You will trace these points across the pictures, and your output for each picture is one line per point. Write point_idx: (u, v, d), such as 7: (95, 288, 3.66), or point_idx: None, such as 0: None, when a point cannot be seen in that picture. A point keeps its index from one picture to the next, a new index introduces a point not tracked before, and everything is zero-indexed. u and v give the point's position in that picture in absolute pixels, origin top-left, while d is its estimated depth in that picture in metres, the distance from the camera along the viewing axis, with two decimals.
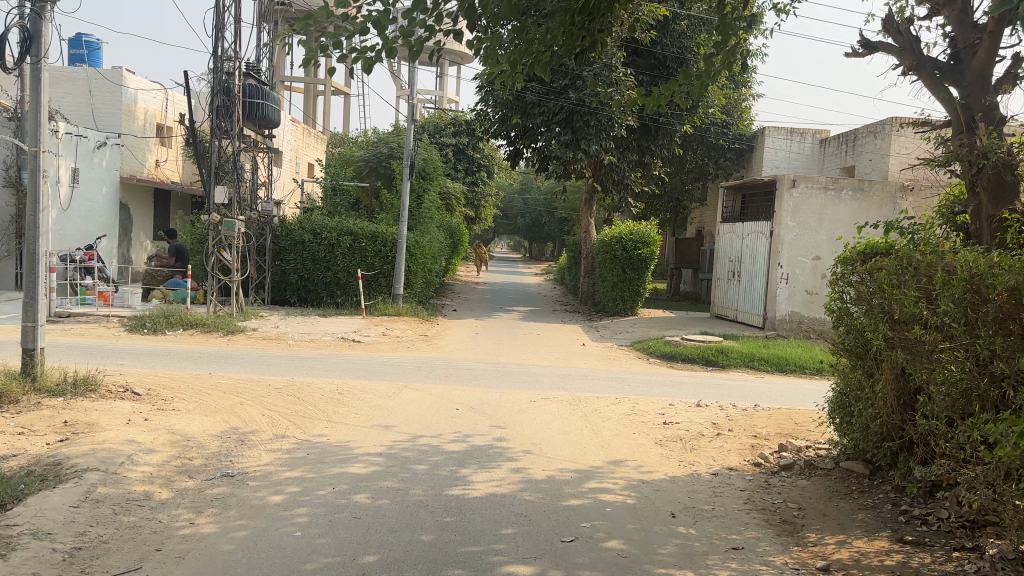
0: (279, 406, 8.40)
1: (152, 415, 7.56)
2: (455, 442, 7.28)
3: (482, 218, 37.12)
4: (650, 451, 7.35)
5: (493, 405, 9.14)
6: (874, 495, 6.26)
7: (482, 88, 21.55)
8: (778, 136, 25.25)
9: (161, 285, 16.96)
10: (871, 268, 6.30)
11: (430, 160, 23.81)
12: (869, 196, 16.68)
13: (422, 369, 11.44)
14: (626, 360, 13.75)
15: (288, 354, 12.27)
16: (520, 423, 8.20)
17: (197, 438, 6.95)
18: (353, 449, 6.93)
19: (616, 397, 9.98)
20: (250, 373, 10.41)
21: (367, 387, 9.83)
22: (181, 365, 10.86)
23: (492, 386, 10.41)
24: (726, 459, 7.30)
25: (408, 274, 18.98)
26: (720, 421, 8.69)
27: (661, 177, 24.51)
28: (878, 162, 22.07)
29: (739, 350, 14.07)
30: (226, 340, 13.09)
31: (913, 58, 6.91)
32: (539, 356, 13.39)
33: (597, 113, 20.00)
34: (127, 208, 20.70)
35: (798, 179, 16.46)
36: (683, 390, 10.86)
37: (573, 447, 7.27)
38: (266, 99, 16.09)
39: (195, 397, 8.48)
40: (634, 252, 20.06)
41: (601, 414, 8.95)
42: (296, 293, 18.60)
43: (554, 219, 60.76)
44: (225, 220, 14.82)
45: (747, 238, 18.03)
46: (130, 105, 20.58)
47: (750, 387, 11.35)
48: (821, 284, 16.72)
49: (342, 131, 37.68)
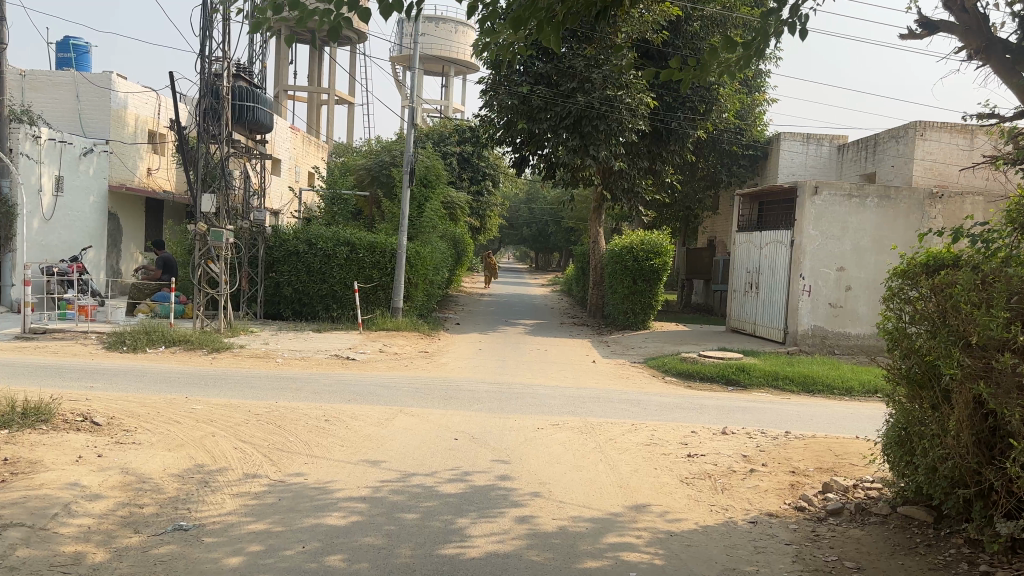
0: (254, 438, 7.47)
1: (106, 450, 6.65)
2: (451, 482, 6.34)
3: (487, 228, 36.23)
4: (676, 492, 6.40)
5: (496, 433, 8.19)
6: (944, 551, 5.25)
7: (484, 91, 20.66)
8: (794, 141, 24.31)
9: (147, 299, 16.11)
10: (940, 284, 5.34)
11: (432, 168, 22.95)
12: (896, 205, 15.70)
13: (420, 391, 10.51)
14: (640, 379, 12.80)
15: (275, 374, 11.34)
16: (527, 457, 7.27)
17: (154, 480, 6.04)
18: (333, 492, 5.99)
19: (632, 424, 9.02)
20: (230, 397, 9.50)
21: (357, 413, 8.89)
22: (156, 388, 9.93)
23: (496, 410, 9.45)
24: (763, 502, 6.33)
25: (408, 286, 18.07)
26: (752, 455, 7.71)
27: (673, 185, 23.58)
28: (901, 168, 21.11)
29: (762, 368, 13.12)
30: (210, 359, 12.17)
31: (981, 38, 5.88)
32: (547, 375, 12.44)
33: (608, 117, 18.93)
34: (116, 218, 19.88)
35: (821, 186, 15.52)
36: (705, 415, 9.89)
37: (588, 488, 6.32)
38: (257, 102, 15.29)
39: (161, 428, 7.57)
40: (644, 263, 19.15)
41: (617, 445, 8.00)
42: (291, 307, 17.65)
43: (562, 230, 59.90)
44: (212, 230, 13.90)
45: (765, 248, 17.09)
46: (119, 110, 19.77)
47: (779, 413, 10.38)
48: (845, 296, 15.78)
49: (345, 141, 36.86)
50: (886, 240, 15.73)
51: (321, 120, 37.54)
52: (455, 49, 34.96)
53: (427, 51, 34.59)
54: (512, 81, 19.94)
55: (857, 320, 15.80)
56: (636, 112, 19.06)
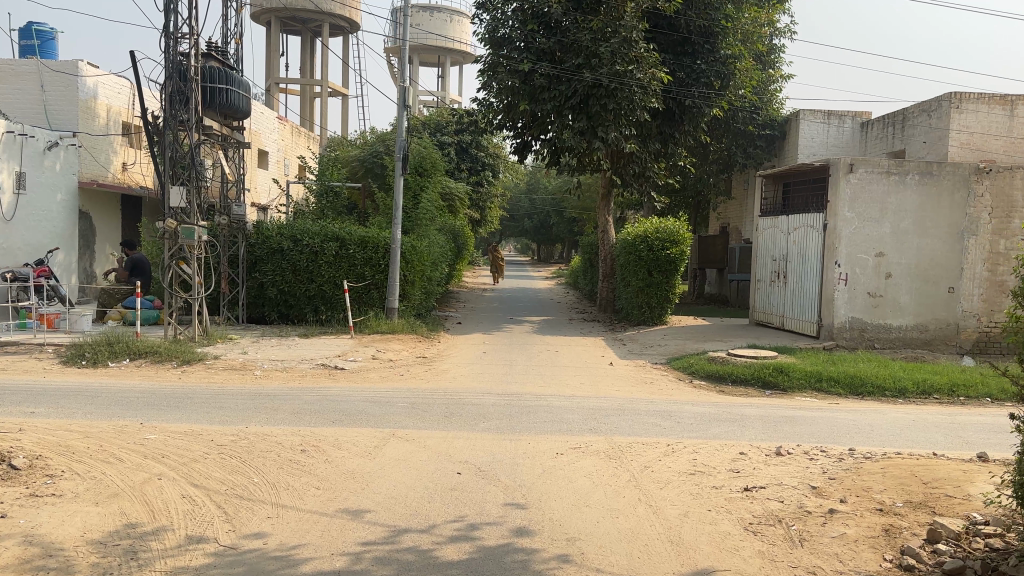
0: (209, 481, 6.05)
1: (12, 508, 5.22)
2: (453, 542, 4.89)
3: (489, 219, 34.81)
4: (743, 548, 4.98)
5: (506, 463, 6.76)
6: None
7: (482, 72, 19.11)
8: (814, 119, 22.80)
9: (118, 306, 14.74)
10: None
11: (426, 156, 21.60)
12: (939, 182, 14.22)
13: (417, 407, 9.05)
14: (666, 383, 11.37)
15: (250, 389, 9.92)
16: (549, 498, 5.83)
17: (65, 553, 4.62)
18: (299, 565, 4.54)
19: (669, 445, 7.59)
20: (189, 422, 8.07)
21: (342, 439, 7.46)
22: (107, 411, 8.50)
23: (505, 430, 8.03)
24: (857, 559, 4.90)
25: (404, 284, 16.62)
26: (824, 489, 6.28)
27: (686, 168, 22.05)
28: (935, 144, 19.64)
29: (801, 367, 11.66)
30: (179, 373, 10.75)
31: None
32: (561, 383, 11.00)
33: (617, 94, 17.37)
34: (86, 217, 18.44)
35: (856, 163, 14.09)
36: (752, 430, 8.48)
37: (632, 548, 4.91)
38: (230, 84, 13.80)
39: (96, 470, 6.15)
40: (660, 252, 17.66)
41: (655, 475, 6.59)
42: (276, 309, 16.23)
43: (564, 220, 58.47)
44: (183, 227, 12.40)
45: (794, 234, 15.64)
46: (88, 100, 18.20)
47: (837, 425, 8.97)
48: (886, 285, 14.32)
49: (341, 133, 35.52)
50: (928, 221, 14.27)
51: (315, 113, 36.04)
52: (451, 38, 33.51)
53: (424, 40, 33.17)
54: (512, 58, 18.42)
55: (899, 310, 14.37)
56: (648, 89, 17.62)
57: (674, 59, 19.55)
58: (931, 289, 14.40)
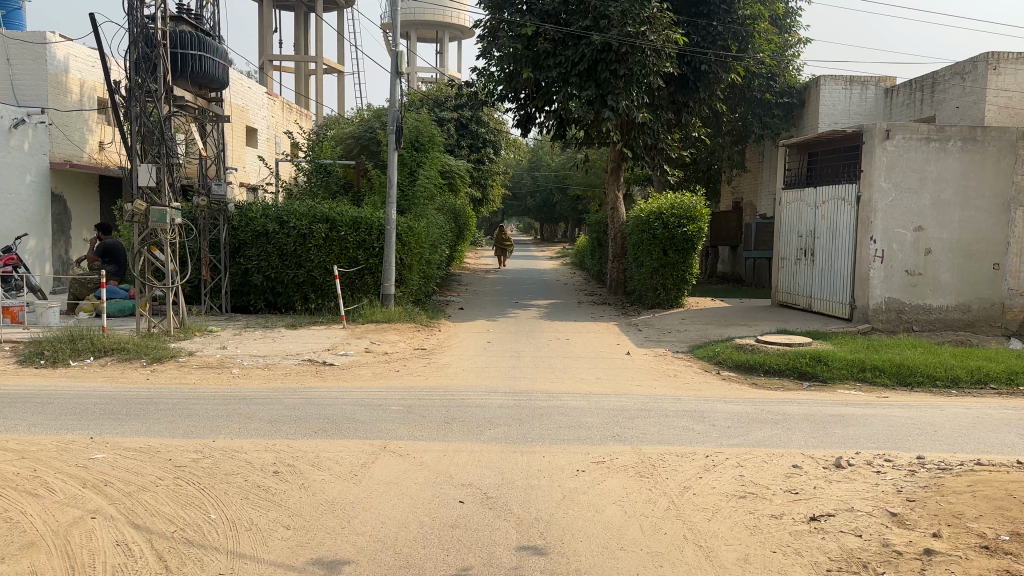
0: (156, 520, 4.91)
1: None
2: None
3: (491, 199, 33.62)
4: None
5: (518, 487, 5.61)
6: None
7: (483, 39, 17.86)
8: (836, 86, 21.58)
9: (91, 296, 13.63)
10: None
11: (421, 128, 20.34)
12: (983, 148, 12.97)
13: (412, 412, 7.90)
14: (690, 376, 10.23)
15: (222, 391, 8.78)
16: (573, 538, 4.69)
17: None
18: None
19: (707, 458, 6.43)
20: (145, 435, 6.93)
21: (323, 456, 6.32)
22: (55, 421, 7.35)
23: (514, 440, 6.88)
24: None
25: (401, 268, 15.45)
26: (906, 518, 5.12)
27: (700, 139, 20.75)
28: (969, 109, 18.49)
29: (841, 355, 10.49)
30: (147, 373, 9.62)
31: None
32: (574, 377, 9.86)
33: (628, 59, 16.20)
34: (59, 200, 17.27)
35: (893, 128, 12.85)
36: (800, 434, 7.31)
37: None
38: (206, 51, 12.59)
39: (14, 509, 5.00)
40: (675, 230, 16.48)
41: (698, 499, 5.44)
42: (262, 297, 15.10)
43: (569, 198, 57.21)
44: (153, 210, 11.17)
45: (821, 208, 14.46)
46: (58, 74, 16.91)
47: (897, 425, 7.80)
48: (925, 262, 13.13)
49: (337, 111, 34.25)
50: (971, 191, 13.05)
51: (309, 91, 34.69)
52: (447, 12, 32.09)
53: (420, 13, 31.73)
54: (513, 22, 17.22)
55: (939, 289, 13.17)
56: (661, 53, 16.38)
57: (688, 20, 18.28)
58: (974, 266, 13.20)
